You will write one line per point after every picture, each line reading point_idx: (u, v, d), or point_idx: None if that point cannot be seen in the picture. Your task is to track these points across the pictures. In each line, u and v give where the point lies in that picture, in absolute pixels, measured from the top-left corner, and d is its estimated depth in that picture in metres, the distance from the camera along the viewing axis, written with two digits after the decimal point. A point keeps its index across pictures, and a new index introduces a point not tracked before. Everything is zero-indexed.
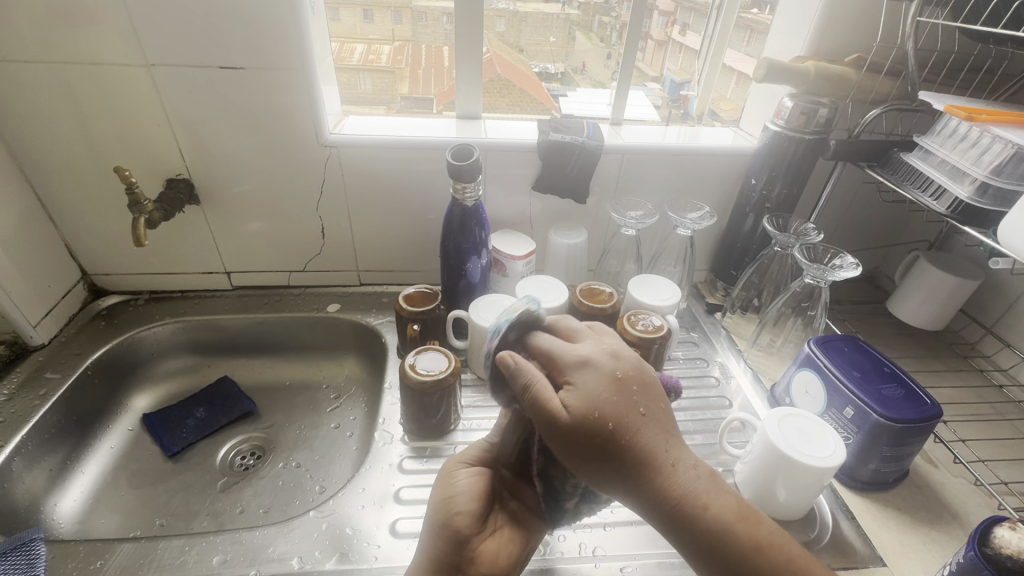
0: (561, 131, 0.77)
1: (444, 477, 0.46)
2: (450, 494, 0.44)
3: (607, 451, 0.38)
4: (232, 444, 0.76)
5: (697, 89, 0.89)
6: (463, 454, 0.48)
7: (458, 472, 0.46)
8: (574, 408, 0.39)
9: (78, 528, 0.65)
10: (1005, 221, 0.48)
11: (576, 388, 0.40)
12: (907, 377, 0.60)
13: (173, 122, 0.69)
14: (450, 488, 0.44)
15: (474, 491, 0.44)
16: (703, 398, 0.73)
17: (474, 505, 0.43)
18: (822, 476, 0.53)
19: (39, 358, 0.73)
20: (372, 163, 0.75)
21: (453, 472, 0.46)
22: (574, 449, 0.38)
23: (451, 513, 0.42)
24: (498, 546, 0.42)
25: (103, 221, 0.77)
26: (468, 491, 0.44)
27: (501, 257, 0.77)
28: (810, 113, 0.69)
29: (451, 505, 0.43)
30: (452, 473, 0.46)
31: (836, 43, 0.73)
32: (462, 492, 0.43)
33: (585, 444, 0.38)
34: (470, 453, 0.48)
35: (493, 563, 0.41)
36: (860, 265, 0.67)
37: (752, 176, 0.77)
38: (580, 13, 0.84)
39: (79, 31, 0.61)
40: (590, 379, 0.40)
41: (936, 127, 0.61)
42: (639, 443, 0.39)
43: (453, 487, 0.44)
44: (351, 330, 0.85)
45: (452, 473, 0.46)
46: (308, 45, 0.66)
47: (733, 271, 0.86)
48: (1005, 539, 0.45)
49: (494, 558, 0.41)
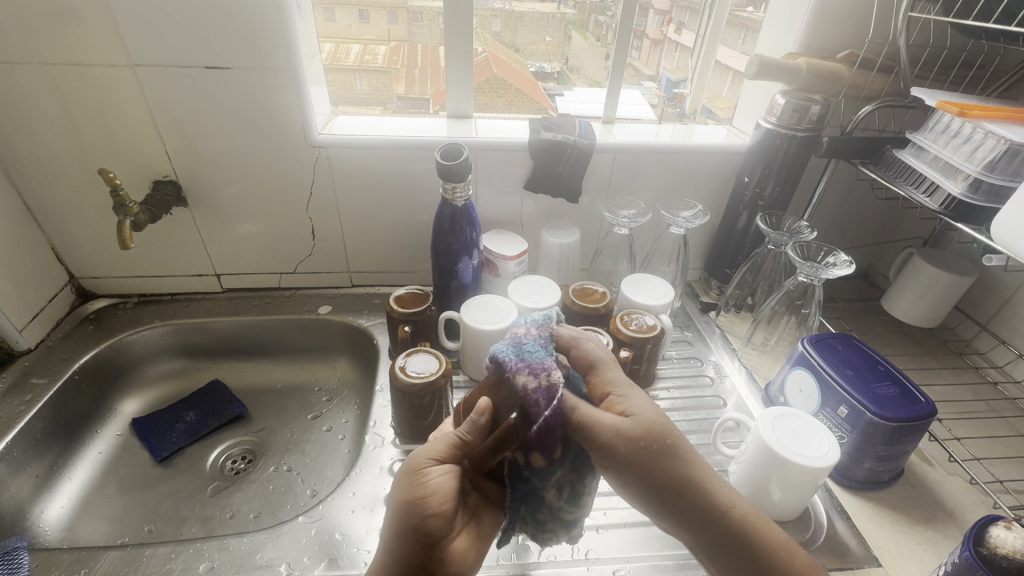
0: (553, 129, 0.75)
1: (409, 472, 0.43)
2: (422, 496, 0.41)
3: (664, 462, 0.43)
4: (222, 448, 0.75)
5: (691, 88, 0.89)
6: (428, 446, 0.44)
7: (428, 470, 0.42)
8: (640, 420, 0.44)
9: (65, 536, 0.64)
10: (999, 217, 0.48)
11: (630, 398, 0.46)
12: (901, 376, 0.60)
13: (159, 123, 0.68)
14: (414, 484, 0.42)
15: (447, 493, 0.41)
16: (698, 398, 0.72)
17: (447, 508, 0.41)
18: (816, 475, 0.52)
19: (25, 363, 0.72)
20: (363, 164, 0.75)
21: (421, 470, 0.42)
22: (641, 451, 0.43)
23: (423, 516, 0.40)
24: (467, 545, 0.42)
25: (89, 224, 0.76)
26: (441, 492, 0.41)
27: (493, 257, 0.76)
28: (802, 111, 0.68)
29: (423, 506, 0.41)
30: (422, 470, 0.42)
31: (827, 39, 0.72)
32: (434, 489, 0.41)
33: (649, 449, 0.43)
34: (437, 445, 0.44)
35: (464, 561, 0.41)
36: (854, 262, 0.66)
37: (745, 174, 0.77)
38: (576, 12, 0.84)
39: (61, 30, 0.61)
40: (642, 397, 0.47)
41: (929, 123, 0.61)
42: (687, 461, 0.44)
43: (422, 487, 0.41)
44: (342, 331, 0.84)
45: (419, 471, 0.42)
46: (294, 45, 0.65)
47: (727, 270, 0.85)
48: (1001, 538, 0.45)
49: (465, 555, 0.41)
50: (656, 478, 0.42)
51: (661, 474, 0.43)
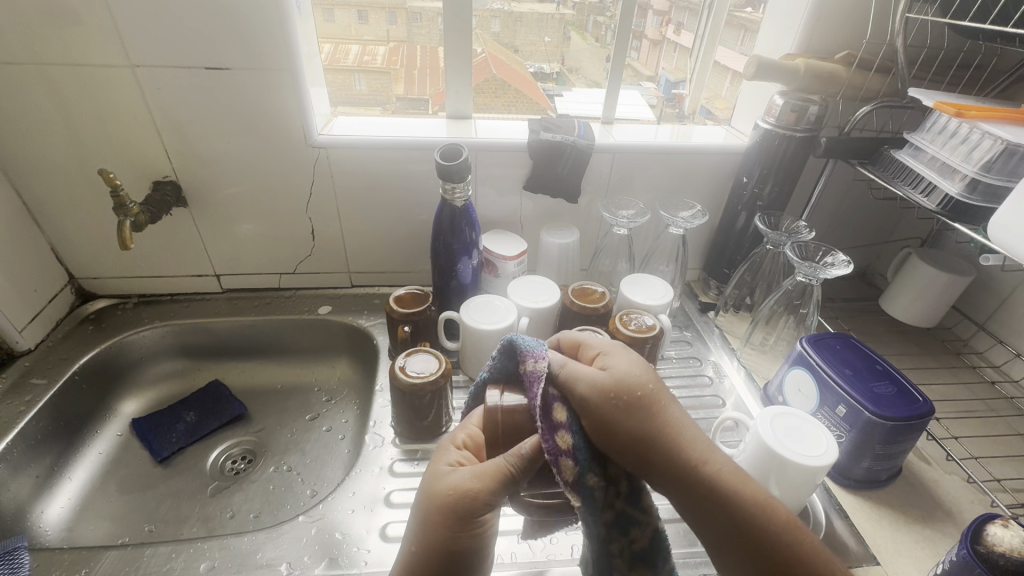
0: (552, 130, 0.76)
1: (456, 517, 0.37)
2: (472, 544, 0.38)
3: (641, 406, 0.38)
4: (222, 448, 0.76)
5: (690, 88, 0.89)
6: (472, 484, 0.38)
7: (480, 517, 0.38)
8: (620, 371, 0.40)
9: (65, 536, 0.64)
10: (996, 216, 0.48)
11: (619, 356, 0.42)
12: (899, 375, 0.60)
13: (159, 124, 0.69)
14: (463, 530, 0.37)
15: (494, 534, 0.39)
16: (697, 398, 0.72)
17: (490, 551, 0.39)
18: (815, 474, 0.53)
19: (25, 363, 0.72)
20: (363, 165, 0.75)
21: (470, 515, 0.38)
22: (614, 396, 0.38)
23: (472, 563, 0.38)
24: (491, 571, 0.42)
25: (89, 225, 0.76)
26: (492, 536, 0.39)
27: (492, 257, 0.76)
28: (800, 111, 0.68)
29: (473, 555, 0.38)
30: (470, 515, 0.38)
31: (825, 40, 0.73)
32: (485, 535, 0.38)
33: (627, 391, 0.38)
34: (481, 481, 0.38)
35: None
36: (852, 262, 0.66)
37: (743, 174, 0.77)
38: (574, 13, 0.83)
39: (61, 31, 0.61)
40: (630, 354, 0.43)
41: (926, 123, 0.61)
42: (668, 409, 0.39)
43: (471, 533, 0.38)
44: (342, 331, 0.84)
45: (470, 518, 0.38)
46: (293, 45, 0.65)
47: (726, 270, 0.86)
48: (998, 536, 0.45)
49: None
50: (623, 428, 0.37)
51: (633, 424, 0.37)
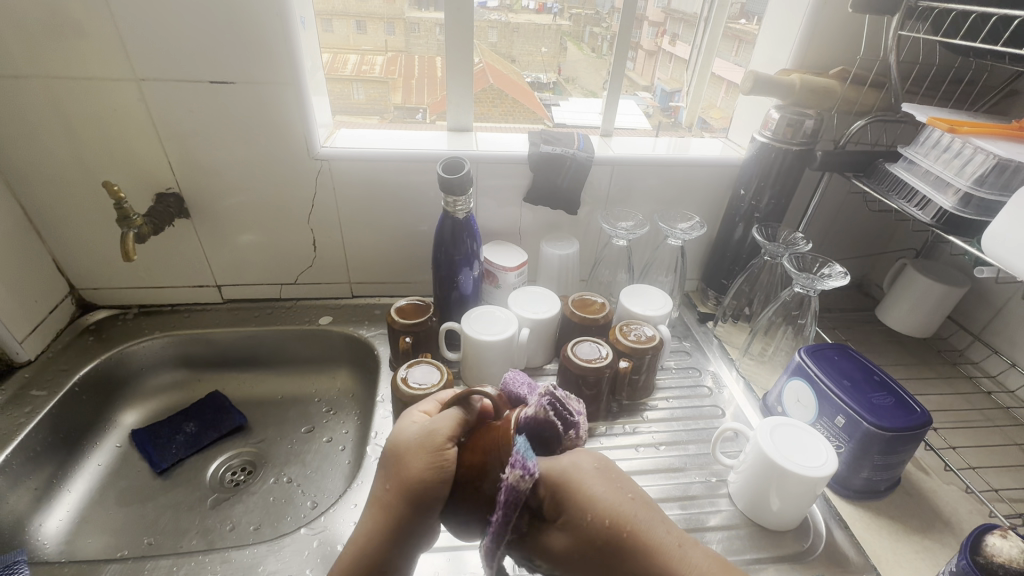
0: (552, 143, 0.77)
1: (410, 452, 0.41)
2: (431, 479, 0.39)
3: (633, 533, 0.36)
4: (222, 460, 0.75)
5: (685, 99, 0.93)
6: (437, 432, 0.41)
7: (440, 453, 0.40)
8: (606, 481, 0.38)
9: (63, 549, 0.63)
10: (988, 229, 0.49)
11: (579, 459, 0.39)
12: (896, 386, 0.61)
13: (163, 136, 0.69)
14: (414, 461, 0.40)
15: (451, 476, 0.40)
16: (697, 408, 0.73)
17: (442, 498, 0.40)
18: (815, 485, 0.53)
19: (25, 375, 0.72)
20: (366, 176, 0.76)
21: (430, 450, 0.40)
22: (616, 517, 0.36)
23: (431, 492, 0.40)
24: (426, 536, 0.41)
25: (91, 237, 0.76)
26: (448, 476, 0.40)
27: (493, 268, 0.77)
28: (796, 124, 0.70)
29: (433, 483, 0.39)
30: (431, 448, 0.40)
31: (820, 55, 0.74)
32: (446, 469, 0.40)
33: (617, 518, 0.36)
34: (446, 426, 0.41)
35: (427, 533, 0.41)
36: (848, 274, 0.67)
37: (741, 186, 0.78)
38: (570, 24, 0.87)
39: (69, 45, 0.61)
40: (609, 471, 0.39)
41: (919, 138, 0.62)
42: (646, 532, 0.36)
43: (424, 461, 0.40)
44: (343, 342, 0.84)
45: (438, 451, 0.40)
46: (299, 60, 0.67)
47: (724, 280, 0.86)
48: (996, 547, 0.46)
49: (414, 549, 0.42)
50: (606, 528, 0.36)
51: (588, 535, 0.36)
